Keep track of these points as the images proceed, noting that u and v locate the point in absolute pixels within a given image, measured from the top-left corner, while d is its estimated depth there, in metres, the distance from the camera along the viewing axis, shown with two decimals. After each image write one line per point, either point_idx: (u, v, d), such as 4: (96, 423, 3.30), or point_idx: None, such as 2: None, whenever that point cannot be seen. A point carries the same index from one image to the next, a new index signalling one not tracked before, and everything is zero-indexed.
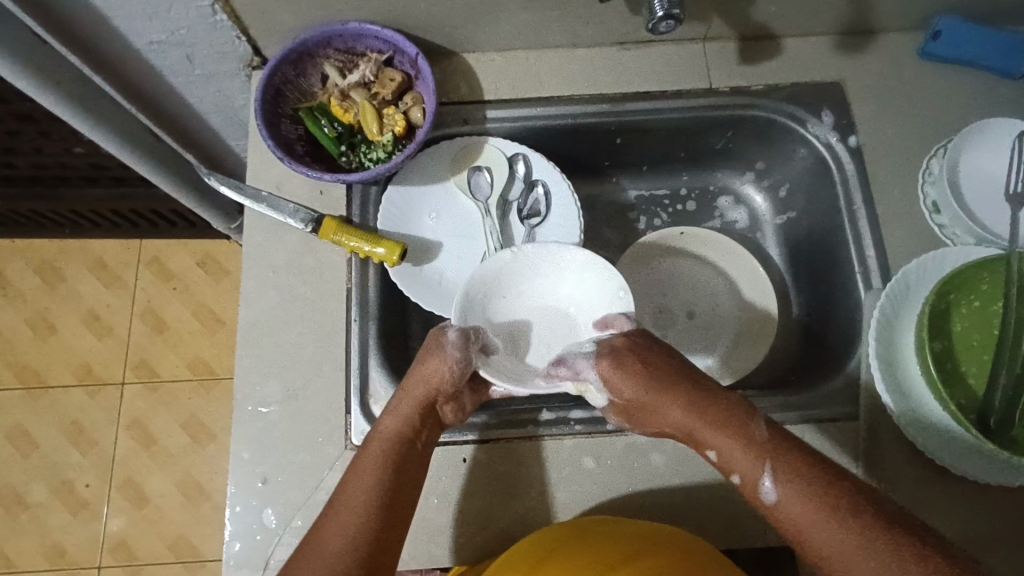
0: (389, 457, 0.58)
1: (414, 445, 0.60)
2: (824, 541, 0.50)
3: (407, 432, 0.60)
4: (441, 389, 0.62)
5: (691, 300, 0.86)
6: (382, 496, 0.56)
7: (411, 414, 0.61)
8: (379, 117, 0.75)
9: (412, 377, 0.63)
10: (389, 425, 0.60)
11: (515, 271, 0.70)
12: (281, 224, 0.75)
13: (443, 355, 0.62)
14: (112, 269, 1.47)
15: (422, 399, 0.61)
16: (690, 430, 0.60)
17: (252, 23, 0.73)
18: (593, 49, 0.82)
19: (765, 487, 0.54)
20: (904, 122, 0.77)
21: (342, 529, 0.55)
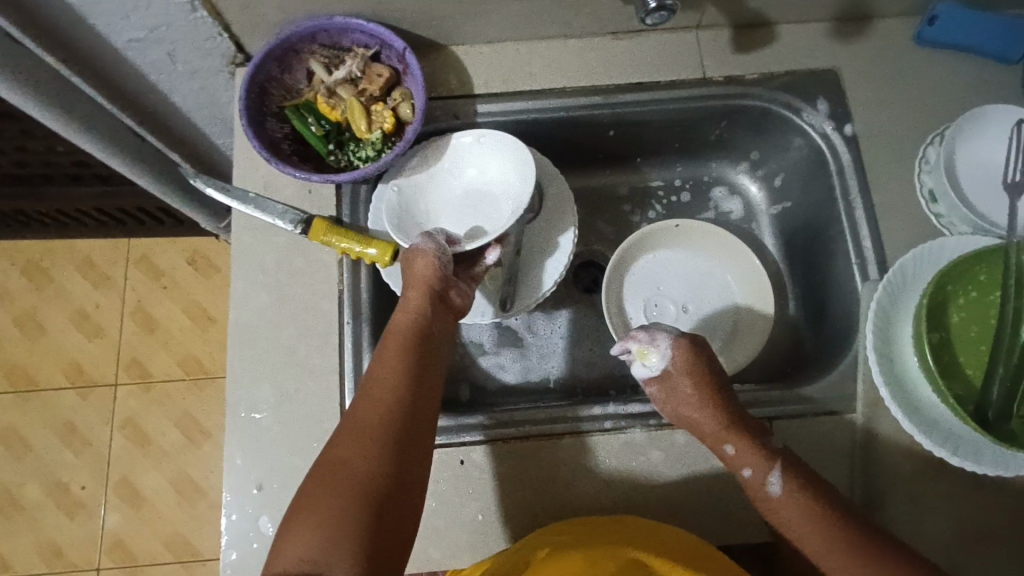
0: (407, 344, 0.61)
1: (426, 333, 0.62)
2: (813, 535, 0.54)
3: (420, 320, 0.63)
4: (438, 276, 0.65)
5: (685, 295, 0.85)
6: (406, 376, 0.58)
7: (421, 304, 0.63)
8: (366, 113, 0.73)
9: (407, 280, 0.66)
10: (404, 320, 0.63)
11: (411, 201, 0.75)
12: (269, 225, 0.73)
13: (424, 248, 0.67)
14: (100, 268, 1.45)
15: (428, 288, 0.64)
16: (716, 430, 0.61)
17: (234, 18, 0.71)
18: (585, 40, 0.80)
19: (776, 487, 0.57)
20: (900, 110, 0.76)
21: (374, 404, 0.56)
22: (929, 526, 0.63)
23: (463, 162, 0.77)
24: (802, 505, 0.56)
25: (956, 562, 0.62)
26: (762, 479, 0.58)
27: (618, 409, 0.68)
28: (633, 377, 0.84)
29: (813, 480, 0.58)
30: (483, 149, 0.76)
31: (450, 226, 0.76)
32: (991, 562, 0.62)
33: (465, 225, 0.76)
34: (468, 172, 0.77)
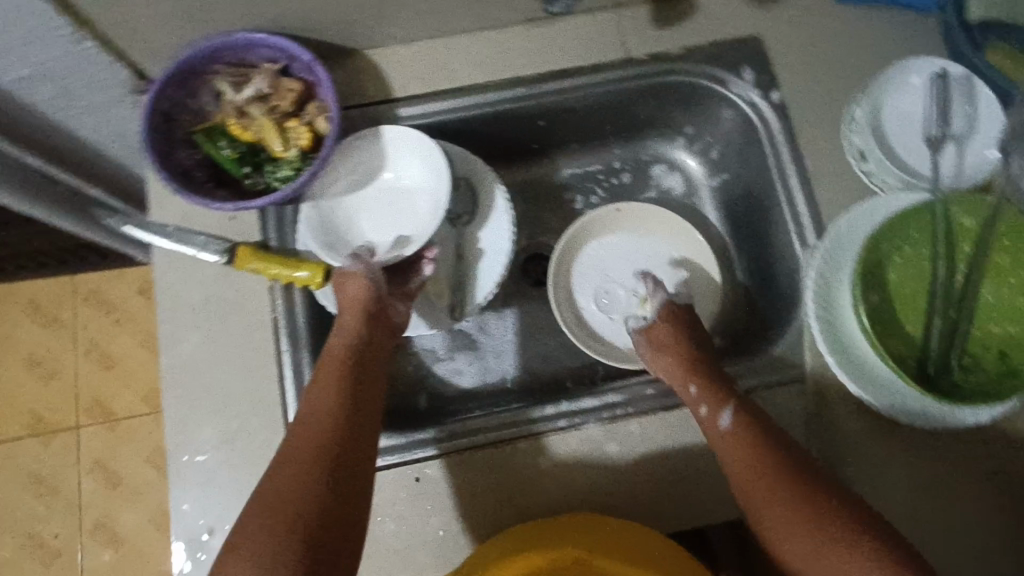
0: (343, 364, 0.60)
1: (363, 352, 0.62)
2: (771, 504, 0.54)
3: (357, 341, 0.62)
4: (372, 297, 0.65)
5: (637, 277, 0.85)
6: (346, 394, 0.58)
7: (358, 327, 0.63)
8: (281, 131, 0.70)
9: (341, 304, 0.65)
10: (340, 343, 0.62)
11: (329, 218, 0.72)
12: (194, 259, 0.70)
13: (355, 269, 0.66)
14: (46, 310, 1.39)
15: (361, 310, 0.64)
16: (680, 373, 0.66)
17: (126, 45, 0.67)
18: (502, 30, 0.77)
19: (727, 420, 0.60)
20: (825, 71, 0.76)
21: (316, 421, 0.56)
22: (883, 485, 0.64)
23: (374, 164, 0.74)
24: (750, 451, 0.58)
25: (912, 517, 0.63)
26: (715, 416, 0.61)
27: (571, 406, 0.68)
28: (590, 367, 0.84)
29: (766, 428, 0.59)
30: (392, 149, 0.73)
31: (374, 235, 0.73)
32: (947, 514, 0.63)
33: (388, 231, 0.73)
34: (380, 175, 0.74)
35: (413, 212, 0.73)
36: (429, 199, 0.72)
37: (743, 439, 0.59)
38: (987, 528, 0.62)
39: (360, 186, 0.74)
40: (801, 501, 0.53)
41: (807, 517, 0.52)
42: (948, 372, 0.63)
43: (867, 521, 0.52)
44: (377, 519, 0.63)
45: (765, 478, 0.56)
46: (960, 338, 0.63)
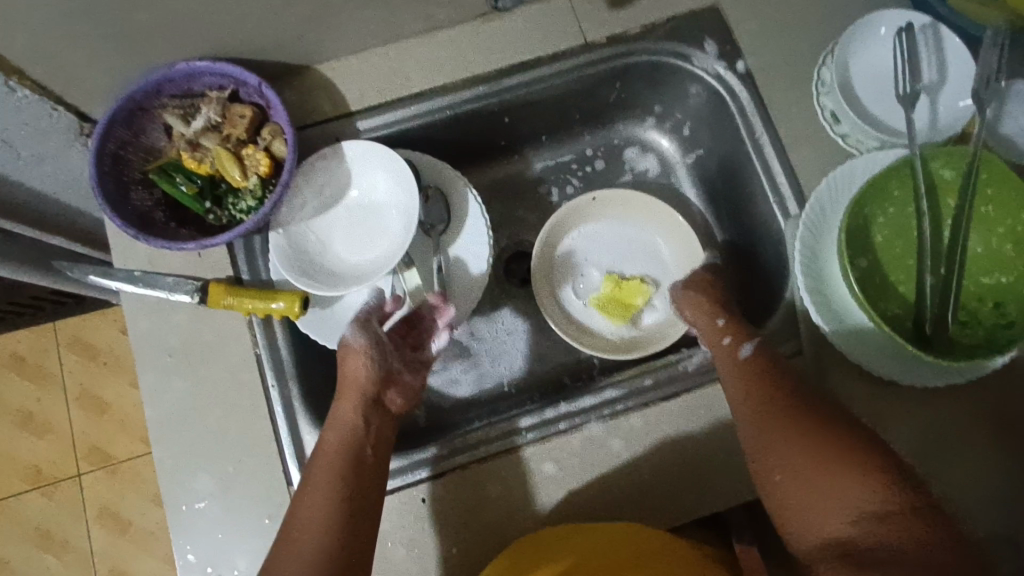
0: (347, 438, 0.58)
1: (360, 439, 0.59)
2: (768, 449, 0.55)
3: (351, 429, 0.59)
4: (371, 377, 0.62)
5: (622, 258, 0.83)
6: (343, 471, 0.56)
7: (353, 415, 0.60)
8: (238, 160, 0.68)
9: (341, 386, 0.62)
10: (336, 436, 0.59)
11: (302, 243, 0.70)
12: (165, 301, 0.68)
13: (356, 341, 0.64)
14: (31, 362, 1.35)
15: (360, 395, 0.61)
16: (710, 308, 0.69)
17: (64, 88, 0.65)
18: (455, 28, 0.75)
19: (746, 350, 0.62)
20: (789, 34, 0.74)
21: (319, 485, 0.55)
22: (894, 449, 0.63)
23: (340, 179, 0.71)
24: (758, 376, 0.60)
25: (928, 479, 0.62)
26: (736, 346, 0.63)
27: (570, 407, 0.66)
28: (586, 362, 0.82)
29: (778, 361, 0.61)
30: (358, 161, 0.70)
31: (352, 254, 0.71)
32: (961, 470, 0.62)
33: (365, 248, 0.71)
34: (350, 192, 0.71)
35: (390, 222, 0.70)
36: (403, 207, 0.69)
37: (755, 364, 0.61)
38: (1002, 480, 0.61)
39: (328, 204, 0.72)
40: (799, 431, 0.55)
41: (800, 439, 0.54)
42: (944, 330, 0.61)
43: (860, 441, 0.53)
44: (386, 546, 0.62)
45: (765, 407, 0.57)
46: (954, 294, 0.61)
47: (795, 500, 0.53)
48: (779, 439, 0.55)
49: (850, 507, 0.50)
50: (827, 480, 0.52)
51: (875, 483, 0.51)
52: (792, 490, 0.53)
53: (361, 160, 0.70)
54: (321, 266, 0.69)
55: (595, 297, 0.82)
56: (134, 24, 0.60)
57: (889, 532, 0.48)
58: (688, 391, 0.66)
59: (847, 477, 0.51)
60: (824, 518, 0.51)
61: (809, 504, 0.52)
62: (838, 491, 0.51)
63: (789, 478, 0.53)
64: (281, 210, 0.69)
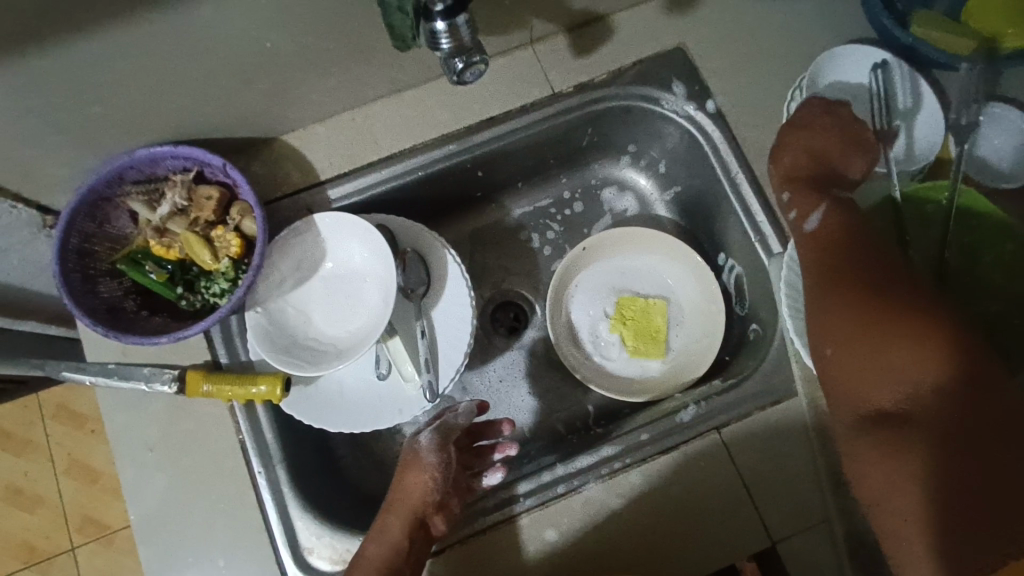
0: (397, 540, 0.59)
1: (400, 559, 0.58)
2: (832, 326, 0.61)
3: (395, 550, 0.58)
4: (428, 498, 0.61)
5: (617, 280, 0.82)
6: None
7: (398, 534, 0.59)
8: (208, 243, 0.66)
9: (393, 502, 0.62)
10: (379, 550, 0.58)
11: (279, 323, 0.67)
12: (141, 393, 0.66)
13: (426, 456, 0.64)
14: (17, 436, 1.31)
15: (411, 515, 0.60)
16: (784, 174, 0.69)
17: (22, 185, 0.63)
18: (420, 88, 0.74)
19: (813, 222, 0.67)
20: (755, 70, 0.74)
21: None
22: None
23: (314, 252, 0.69)
24: (824, 251, 0.65)
25: None
26: (807, 216, 0.67)
27: (567, 468, 0.65)
28: (581, 410, 0.79)
29: (855, 231, 0.66)
30: (334, 233, 0.69)
31: (332, 327, 0.68)
32: None
33: (346, 320, 0.68)
34: (328, 264, 0.70)
35: (372, 292, 0.68)
36: (385, 274, 0.68)
37: (827, 235, 0.66)
38: None
39: (303, 275, 0.69)
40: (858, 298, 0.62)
41: (857, 309, 0.61)
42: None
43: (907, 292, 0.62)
44: None
45: (832, 277, 0.63)
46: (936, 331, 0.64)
47: (852, 366, 0.60)
48: (845, 313, 0.61)
49: (900, 376, 0.58)
50: (888, 351, 0.59)
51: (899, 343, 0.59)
52: (844, 351, 0.61)
53: (338, 232, 0.69)
54: (301, 344, 0.67)
55: (627, 347, 0.79)
56: (90, 119, 0.58)
57: (926, 399, 0.57)
58: (684, 442, 0.65)
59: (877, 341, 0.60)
60: (887, 383, 0.59)
61: (868, 370, 0.60)
62: (881, 354, 0.59)
63: (842, 340, 0.61)
64: (256, 291, 0.67)
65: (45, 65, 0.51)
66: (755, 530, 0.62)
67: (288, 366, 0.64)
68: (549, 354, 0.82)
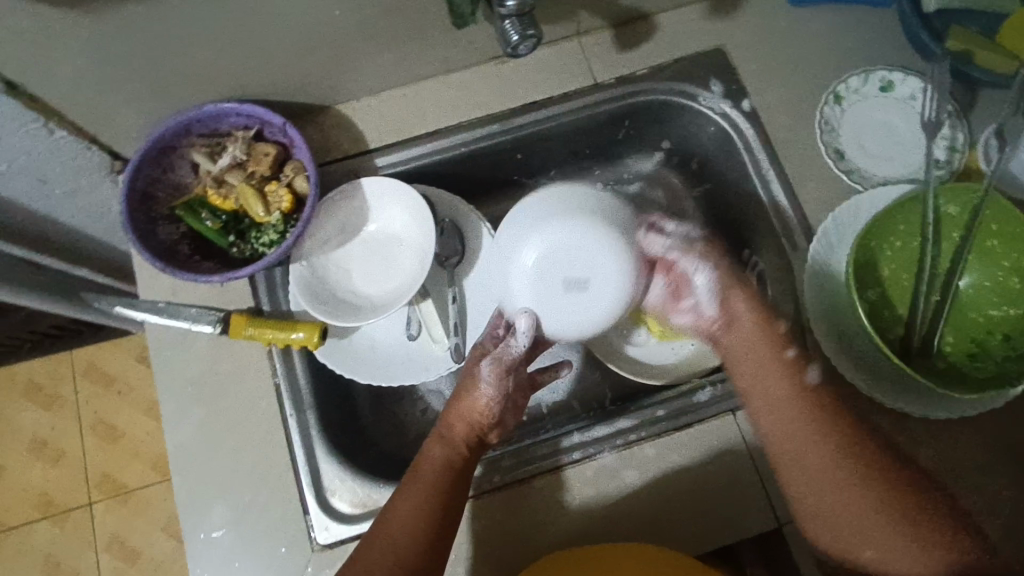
0: (456, 453, 0.61)
1: (460, 469, 0.61)
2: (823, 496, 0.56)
3: (455, 455, 0.61)
4: (484, 421, 0.63)
5: (557, 270, 0.63)
6: (442, 489, 0.59)
7: (459, 444, 0.62)
8: (262, 197, 0.70)
9: (452, 417, 0.64)
10: (438, 454, 0.61)
11: (322, 278, 0.71)
12: (187, 332, 0.70)
13: (484, 386, 0.64)
14: (45, 390, 1.32)
15: (474, 430, 0.63)
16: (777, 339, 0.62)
17: (99, 129, 0.68)
18: (470, 70, 0.78)
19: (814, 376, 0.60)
20: (791, 75, 0.77)
21: (422, 485, 0.59)
22: None
23: (358, 213, 0.73)
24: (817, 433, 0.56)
25: None
26: (801, 368, 0.61)
27: (583, 437, 0.67)
28: (597, 391, 0.81)
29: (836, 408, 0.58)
30: (378, 197, 0.73)
31: (371, 284, 0.72)
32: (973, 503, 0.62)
33: (383, 280, 0.72)
34: (371, 224, 0.74)
35: (410, 254, 0.72)
36: (424, 237, 0.72)
37: (818, 396, 0.58)
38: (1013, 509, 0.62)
39: (347, 233, 0.73)
40: (869, 483, 0.54)
41: (835, 478, 0.55)
42: (931, 353, 0.65)
43: (862, 445, 0.56)
44: None
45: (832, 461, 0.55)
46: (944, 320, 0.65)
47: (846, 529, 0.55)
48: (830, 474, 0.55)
49: (898, 541, 0.52)
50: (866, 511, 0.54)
51: (916, 525, 0.52)
52: (832, 512, 0.55)
53: (383, 196, 0.72)
54: (342, 299, 0.71)
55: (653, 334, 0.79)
56: (170, 72, 0.64)
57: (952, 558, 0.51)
58: (698, 422, 0.67)
59: (906, 528, 0.53)
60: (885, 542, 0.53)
61: (865, 526, 0.54)
62: (869, 516, 0.53)
63: (858, 538, 0.54)
64: (302, 246, 0.71)
65: (142, 14, 0.56)
66: (762, 511, 0.64)
67: (332, 317, 0.68)
68: None
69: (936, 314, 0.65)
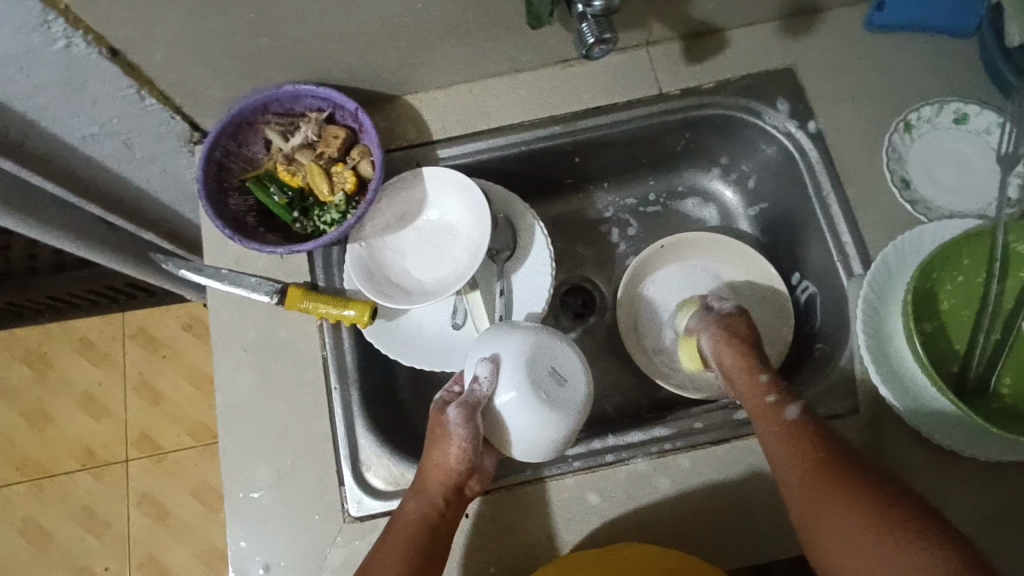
0: (432, 506, 0.60)
1: (433, 526, 0.60)
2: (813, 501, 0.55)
3: (433, 508, 0.60)
4: (457, 469, 0.61)
5: (550, 358, 0.60)
6: (418, 547, 0.58)
7: (436, 495, 0.61)
8: (328, 176, 0.73)
9: (428, 467, 0.62)
10: (415, 506, 0.60)
11: (378, 261, 0.73)
12: (245, 300, 0.73)
13: (456, 434, 0.60)
14: (98, 347, 1.39)
15: (450, 481, 0.61)
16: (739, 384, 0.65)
17: (184, 100, 0.72)
18: (537, 71, 0.80)
19: (792, 413, 0.61)
20: (862, 100, 0.76)
21: (399, 543, 0.59)
22: (951, 525, 0.62)
23: (416, 202, 0.75)
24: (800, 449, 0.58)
25: (982, 554, 0.60)
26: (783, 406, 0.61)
27: (618, 440, 0.67)
28: (633, 399, 0.81)
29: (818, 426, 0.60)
30: (434, 188, 0.75)
31: (424, 271, 0.74)
32: (1017, 552, 0.60)
33: (436, 267, 0.74)
34: (428, 212, 0.76)
35: (465, 243, 0.74)
36: (479, 226, 0.73)
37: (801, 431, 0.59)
38: None
39: (403, 220, 0.76)
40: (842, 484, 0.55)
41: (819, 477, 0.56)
42: (987, 394, 0.63)
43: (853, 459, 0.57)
44: None
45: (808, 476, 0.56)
46: (1003, 361, 0.63)
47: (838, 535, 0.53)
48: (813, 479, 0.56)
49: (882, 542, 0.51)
50: (852, 513, 0.53)
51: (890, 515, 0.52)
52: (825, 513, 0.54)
53: (437, 187, 0.75)
54: (396, 282, 0.73)
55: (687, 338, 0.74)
56: (257, 52, 0.67)
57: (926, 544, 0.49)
58: (735, 438, 0.66)
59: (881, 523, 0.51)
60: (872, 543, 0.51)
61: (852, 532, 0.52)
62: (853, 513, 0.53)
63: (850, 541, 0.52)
64: (363, 227, 0.74)
65: None
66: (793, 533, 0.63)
67: (386, 296, 0.70)
68: (610, 342, 0.85)
69: (994, 355, 0.63)
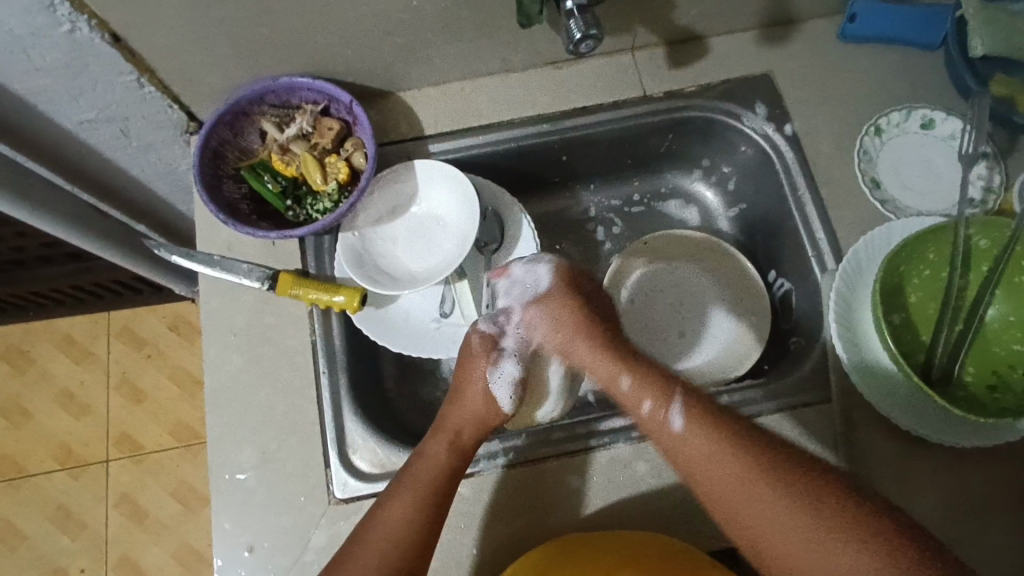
0: (460, 449, 0.62)
1: (456, 475, 0.61)
2: (710, 472, 0.54)
3: (459, 453, 0.62)
4: (494, 413, 0.65)
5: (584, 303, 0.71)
6: (441, 490, 0.59)
7: (468, 439, 0.63)
8: (321, 167, 0.75)
9: (460, 408, 0.64)
10: (440, 447, 0.61)
11: (368, 249, 0.75)
12: (236, 286, 0.74)
13: (504, 399, 0.65)
14: (81, 345, 1.38)
15: (483, 423, 0.64)
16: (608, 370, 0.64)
17: (182, 89, 0.73)
18: (526, 72, 0.83)
19: (677, 420, 0.57)
20: (836, 106, 0.79)
21: (419, 481, 0.59)
22: (919, 509, 0.64)
23: (406, 193, 0.78)
24: (711, 444, 0.55)
25: (949, 537, 0.63)
26: (662, 412, 0.58)
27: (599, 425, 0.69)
28: None
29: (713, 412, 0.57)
30: (423, 180, 0.77)
31: (414, 260, 0.76)
32: (982, 535, 0.63)
33: (427, 256, 0.76)
34: (417, 204, 0.78)
35: (453, 233, 0.76)
36: (467, 217, 0.75)
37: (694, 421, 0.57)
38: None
39: (394, 213, 0.78)
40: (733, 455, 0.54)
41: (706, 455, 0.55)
42: (950, 383, 0.66)
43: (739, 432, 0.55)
44: None
45: (725, 477, 0.53)
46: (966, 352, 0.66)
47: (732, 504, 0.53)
48: (710, 451, 0.55)
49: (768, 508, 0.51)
50: (744, 491, 0.52)
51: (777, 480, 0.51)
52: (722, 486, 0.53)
53: (426, 178, 0.77)
54: (385, 270, 0.75)
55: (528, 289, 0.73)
56: (257, 44, 0.69)
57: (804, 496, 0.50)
58: None
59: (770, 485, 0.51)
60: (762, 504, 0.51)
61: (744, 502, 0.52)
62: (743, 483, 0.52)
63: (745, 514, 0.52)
64: (355, 216, 0.76)
65: None
66: None
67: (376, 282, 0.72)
68: None
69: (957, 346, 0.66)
